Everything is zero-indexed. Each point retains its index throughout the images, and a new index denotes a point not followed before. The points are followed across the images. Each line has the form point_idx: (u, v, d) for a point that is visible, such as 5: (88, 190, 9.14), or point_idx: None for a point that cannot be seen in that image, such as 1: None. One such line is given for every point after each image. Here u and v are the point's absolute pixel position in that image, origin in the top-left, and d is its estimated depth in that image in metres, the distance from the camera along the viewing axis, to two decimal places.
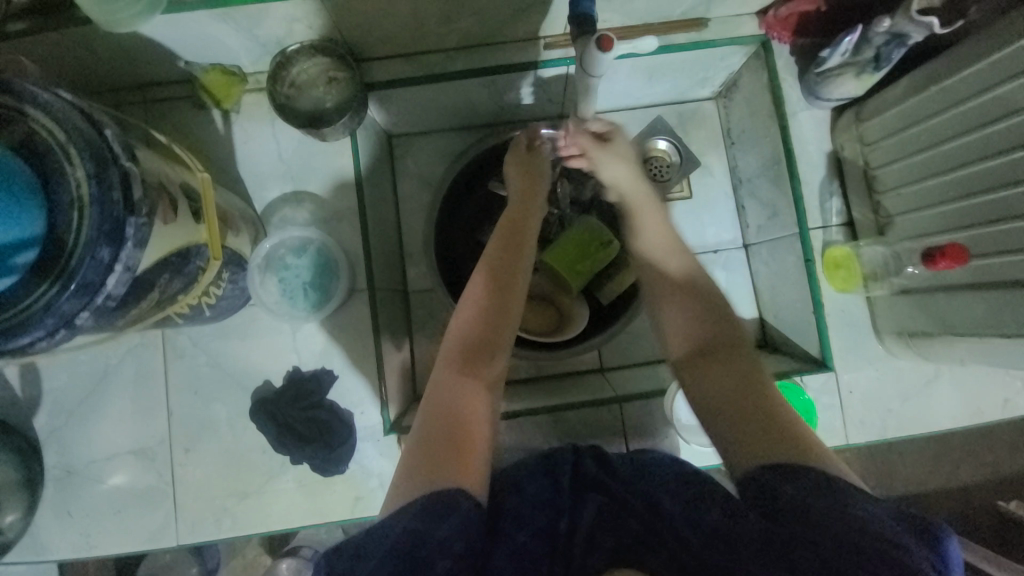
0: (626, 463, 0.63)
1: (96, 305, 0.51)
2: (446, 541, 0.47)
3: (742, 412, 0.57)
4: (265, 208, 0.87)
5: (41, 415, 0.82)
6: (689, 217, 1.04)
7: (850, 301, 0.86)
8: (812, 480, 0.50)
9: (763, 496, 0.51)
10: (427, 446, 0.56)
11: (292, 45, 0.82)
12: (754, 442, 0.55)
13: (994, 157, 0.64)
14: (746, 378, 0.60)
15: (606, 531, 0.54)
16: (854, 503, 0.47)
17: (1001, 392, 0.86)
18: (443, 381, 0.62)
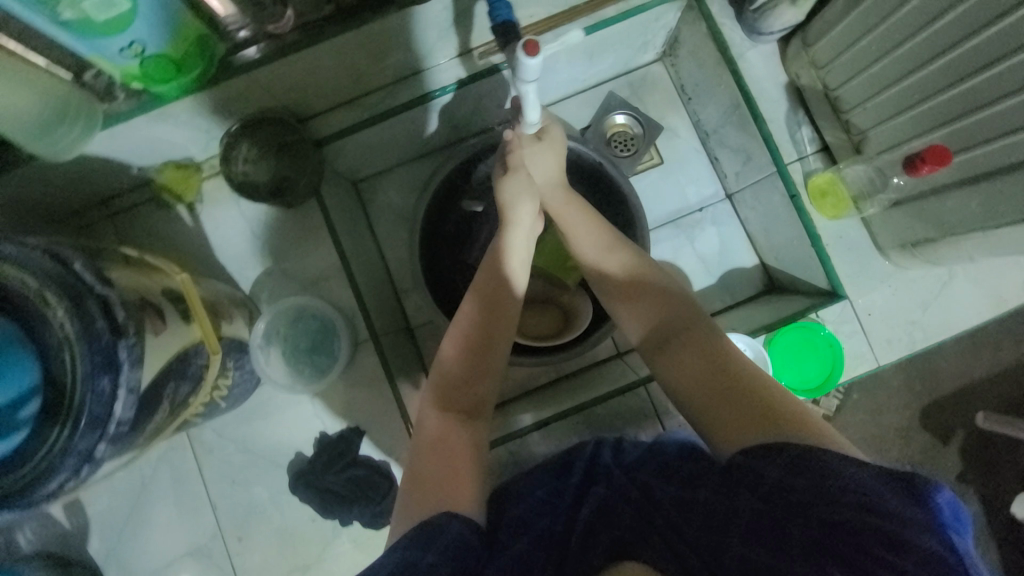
0: (634, 451, 0.65)
1: (111, 433, 0.52)
2: (434, 568, 0.49)
3: (709, 389, 0.58)
4: (253, 287, 0.87)
5: (95, 540, 0.84)
6: (665, 182, 1.03)
7: (846, 225, 0.84)
8: (793, 458, 0.48)
9: (750, 479, 0.49)
10: (421, 480, 0.58)
11: (234, 125, 0.82)
12: (723, 416, 0.55)
13: (950, 50, 0.63)
14: (706, 351, 0.60)
15: (594, 532, 0.55)
16: (839, 475, 0.45)
17: (1019, 275, 0.84)
18: (434, 417, 0.64)
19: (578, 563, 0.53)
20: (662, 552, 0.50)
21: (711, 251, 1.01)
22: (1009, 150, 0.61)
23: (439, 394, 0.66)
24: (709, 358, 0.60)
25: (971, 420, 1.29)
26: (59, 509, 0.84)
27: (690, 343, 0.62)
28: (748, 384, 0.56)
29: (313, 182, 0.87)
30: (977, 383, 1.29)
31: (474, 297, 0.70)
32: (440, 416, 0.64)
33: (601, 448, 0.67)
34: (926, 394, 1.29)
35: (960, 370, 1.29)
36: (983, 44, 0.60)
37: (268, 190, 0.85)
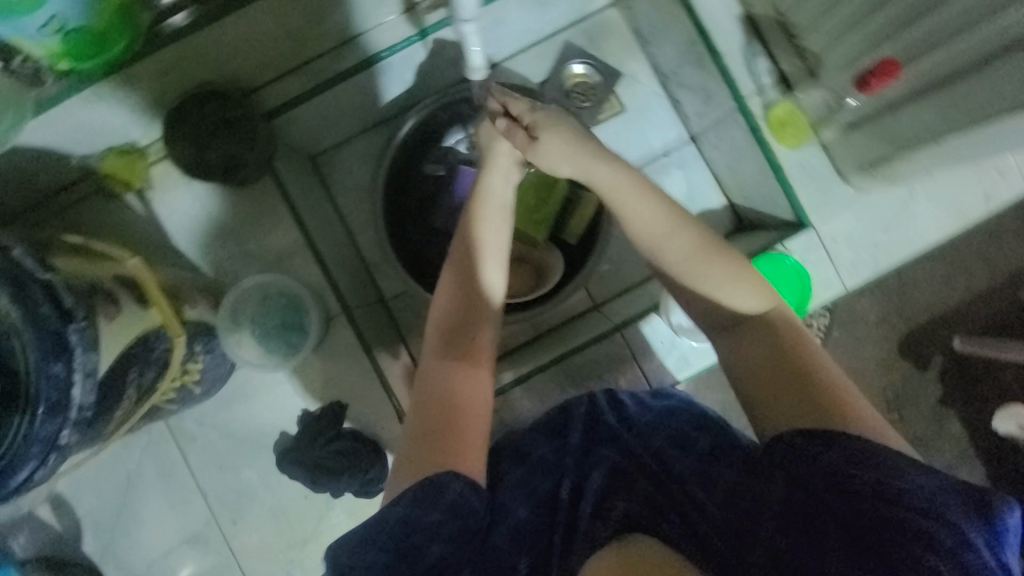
0: (645, 410, 0.69)
1: (74, 419, 0.51)
2: (439, 524, 0.53)
3: (775, 381, 0.57)
4: (216, 271, 0.85)
5: (87, 540, 0.83)
6: (629, 130, 1.02)
7: (808, 153, 0.85)
8: (853, 451, 0.49)
9: (793, 464, 0.52)
10: (424, 433, 0.59)
11: (174, 99, 0.78)
12: (783, 407, 0.56)
13: None
14: (782, 347, 0.59)
15: (608, 502, 0.57)
16: (902, 478, 0.47)
17: (978, 188, 0.86)
18: (432, 365, 0.64)
19: (587, 533, 0.55)
20: (675, 521, 0.54)
21: (679, 195, 1.01)
22: None
23: (433, 349, 0.65)
24: (778, 348, 0.59)
25: (946, 347, 1.33)
26: (45, 512, 0.83)
27: (762, 333, 0.60)
28: (806, 368, 0.57)
29: (264, 158, 0.84)
30: (949, 310, 1.33)
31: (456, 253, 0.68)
32: (438, 364, 0.63)
33: (604, 407, 0.71)
34: (902, 326, 1.32)
35: (932, 299, 1.32)
36: None
37: (217, 168, 0.82)
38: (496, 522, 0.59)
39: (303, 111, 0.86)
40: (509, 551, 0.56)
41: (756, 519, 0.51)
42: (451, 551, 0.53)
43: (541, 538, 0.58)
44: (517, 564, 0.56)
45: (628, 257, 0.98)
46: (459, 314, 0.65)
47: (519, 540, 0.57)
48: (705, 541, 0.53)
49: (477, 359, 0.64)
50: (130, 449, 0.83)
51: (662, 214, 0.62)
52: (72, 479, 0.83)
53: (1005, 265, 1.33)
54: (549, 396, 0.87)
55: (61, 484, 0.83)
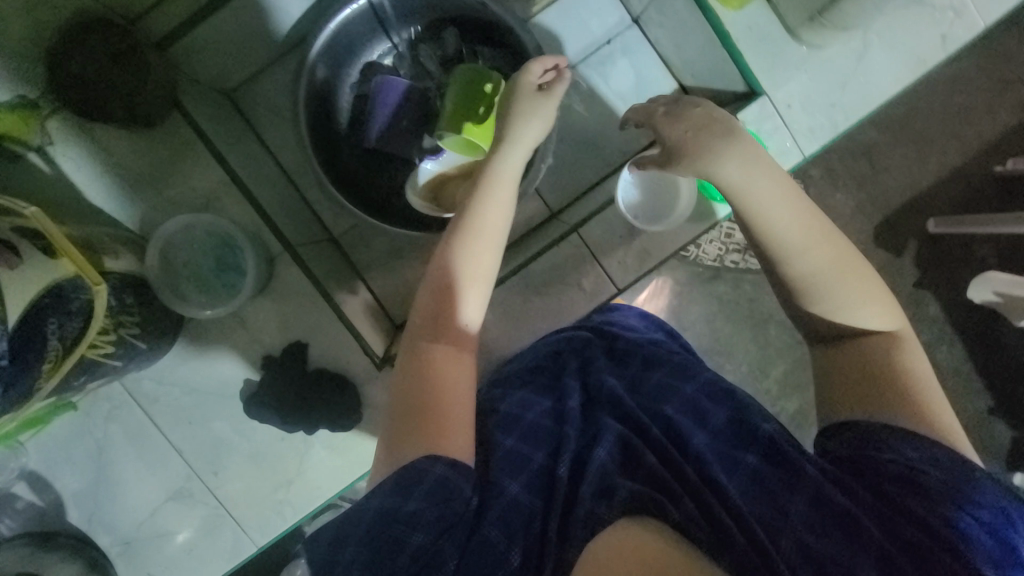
0: (649, 373, 0.70)
1: None
2: (416, 515, 0.50)
3: (865, 378, 0.59)
4: (142, 224, 0.81)
5: (72, 510, 0.83)
6: (568, 21, 0.94)
7: (753, 14, 0.80)
8: (931, 454, 0.54)
9: (869, 448, 0.56)
10: (406, 417, 0.58)
11: (50, 37, 0.73)
12: (859, 402, 0.59)
13: None
14: (892, 358, 0.59)
15: (611, 476, 0.53)
16: (975, 485, 0.52)
17: (935, 29, 0.81)
18: (420, 346, 0.62)
19: (585, 513, 0.49)
20: (687, 506, 0.51)
21: (627, 85, 0.95)
22: None
23: (421, 330, 0.63)
24: (895, 358, 0.59)
25: (923, 228, 1.32)
26: (23, 490, 0.82)
27: (882, 345, 0.60)
28: (900, 369, 0.59)
29: (165, 93, 0.76)
30: (929, 189, 1.31)
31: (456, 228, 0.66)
32: (425, 345, 0.62)
33: (605, 374, 0.70)
34: (877, 213, 1.31)
35: (906, 182, 1.30)
36: None
37: (118, 113, 0.74)
38: (488, 506, 0.53)
39: (196, 37, 0.79)
40: (500, 542, 0.50)
41: (789, 511, 0.52)
42: (429, 542, 0.49)
43: (533, 525, 0.52)
44: (510, 558, 0.49)
45: (580, 158, 0.94)
46: (449, 295, 0.64)
47: (511, 529, 0.51)
48: (723, 526, 0.50)
49: (465, 345, 0.63)
50: (94, 418, 0.81)
51: (798, 206, 0.61)
52: (42, 454, 0.82)
53: (981, 136, 1.30)
54: (513, 308, 0.84)
55: (32, 460, 0.82)
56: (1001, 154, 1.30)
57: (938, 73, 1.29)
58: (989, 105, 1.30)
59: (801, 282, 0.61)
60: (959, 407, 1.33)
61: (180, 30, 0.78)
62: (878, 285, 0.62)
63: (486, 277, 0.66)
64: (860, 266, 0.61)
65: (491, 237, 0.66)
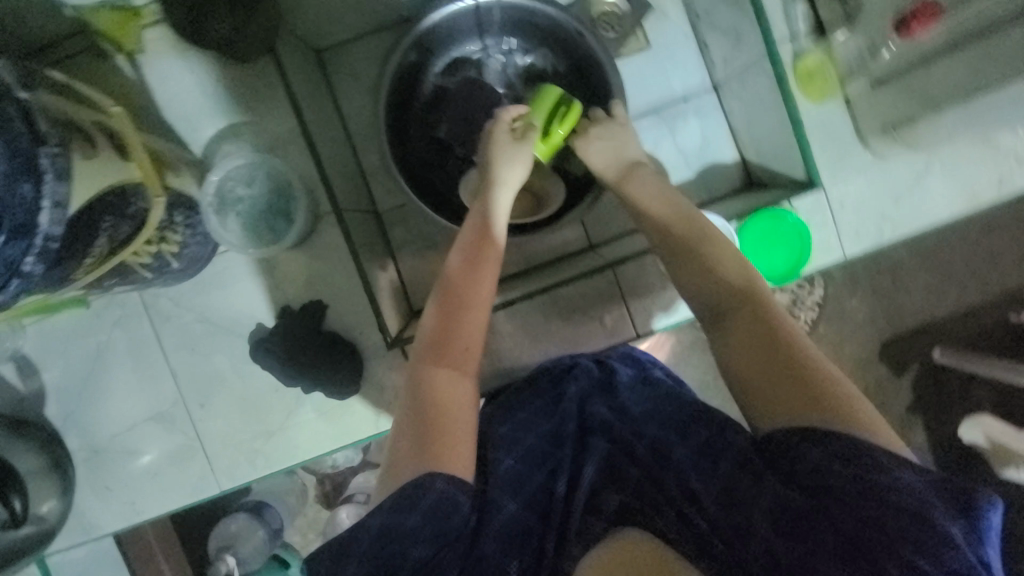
0: (643, 390, 0.69)
1: (39, 249, 0.48)
2: (417, 529, 0.52)
3: (773, 369, 0.56)
4: (204, 150, 0.81)
5: (52, 404, 0.83)
6: (651, 69, 0.98)
7: (830, 110, 0.81)
8: (835, 450, 0.50)
9: (787, 456, 0.53)
10: (413, 434, 0.57)
11: None
12: (785, 400, 0.54)
13: None
14: (784, 337, 0.57)
15: (601, 493, 0.60)
16: (893, 479, 0.49)
17: (994, 173, 0.84)
18: (423, 368, 0.61)
19: (580, 527, 0.58)
20: (666, 517, 0.57)
21: (693, 144, 0.98)
22: None
23: (424, 351, 0.62)
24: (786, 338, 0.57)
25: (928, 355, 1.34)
26: (11, 372, 0.83)
27: (772, 328, 0.58)
28: (793, 350, 0.57)
29: (264, 35, 0.79)
30: (945, 317, 1.33)
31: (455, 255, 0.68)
32: (426, 368, 0.61)
33: (599, 404, 0.67)
34: (888, 329, 1.33)
35: (922, 307, 1.32)
36: None
37: (216, 44, 0.77)
38: (485, 521, 0.56)
39: None
40: (499, 553, 0.55)
41: (753, 525, 0.52)
42: (429, 557, 0.53)
43: (532, 538, 0.57)
44: (506, 567, 0.55)
45: None
46: (448, 316, 0.63)
47: (509, 542, 0.56)
48: (707, 545, 0.55)
49: (467, 366, 0.62)
50: (102, 320, 0.82)
51: (674, 212, 0.69)
52: (39, 343, 0.82)
53: (1008, 280, 1.33)
54: (532, 325, 0.86)
55: (27, 346, 0.82)
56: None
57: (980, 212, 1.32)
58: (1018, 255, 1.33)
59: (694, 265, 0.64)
60: None
61: None
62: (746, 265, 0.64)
63: (486, 290, 0.65)
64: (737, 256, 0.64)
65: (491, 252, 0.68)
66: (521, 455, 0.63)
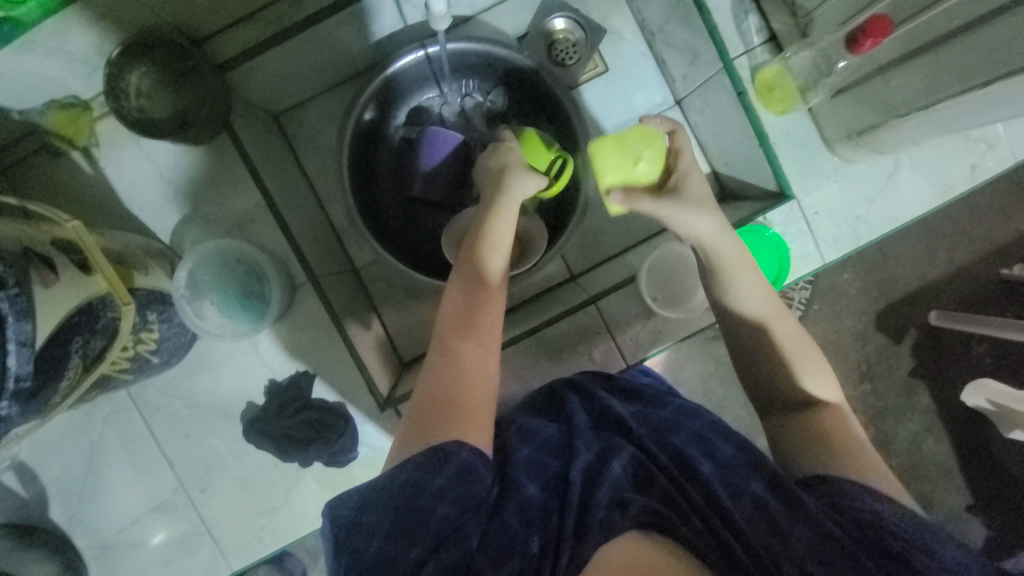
0: (660, 410, 0.72)
1: (12, 389, 0.50)
2: (442, 490, 0.52)
3: (813, 439, 0.63)
4: (172, 236, 0.81)
5: (54, 507, 0.83)
6: (613, 90, 0.97)
7: (793, 120, 0.81)
8: (899, 513, 0.56)
9: (843, 498, 0.57)
10: (439, 407, 0.58)
11: (114, 51, 0.72)
12: (818, 455, 0.61)
13: None
14: (838, 425, 0.64)
15: (623, 491, 0.54)
16: (936, 540, 0.54)
17: (967, 159, 0.83)
18: (446, 343, 0.64)
19: (603, 518, 0.50)
20: (696, 525, 0.52)
21: None
22: (953, 11, 0.61)
23: (448, 329, 0.65)
24: (838, 428, 0.63)
25: (925, 321, 1.34)
26: (10, 481, 0.82)
27: (834, 418, 0.64)
28: (842, 433, 0.63)
29: (219, 115, 0.78)
30: (935, 283, 1.33)
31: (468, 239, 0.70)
32: (450, 343, 0.63)
33: (612, 400, 0.72)
34: (882, 298, 1.33)
35: (914, 272, 1.33)
36: None
37: (169, 126, 0.76)
38: (506, 501, 0.55)
39: (255, 65, 0.79)
40: (519, 530, 0.52)
41: (791, 538, 0.52)
42: (454, 519, 0.51)
43: (550, 520, 0.53)
44: (528, 542, 0.51)
45: (609, 223, 0.95)
46: (469, 296, 0.66)
47: (529, 522, 0.53)
48: (726, 544, 0.50)
49: (488, 345, 0.65)
50: (92, 418, 0.82)
51: (768, 295, 0.67)
52: (34, 448, 0.82)
53: (994, 236, 1.33)
54: (523, 369, 0.85)
55: (23, 452, 0.82)
56: (1012, 258, 1.32)
57: None
58: (1003, 211, 1.32)
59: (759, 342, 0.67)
60: (939, 503, 1.33)
61: (240, 57, 0.78)
62: (829, 366, 0.68)
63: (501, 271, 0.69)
64: (819, 353, 0.68)
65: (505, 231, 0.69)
66: None
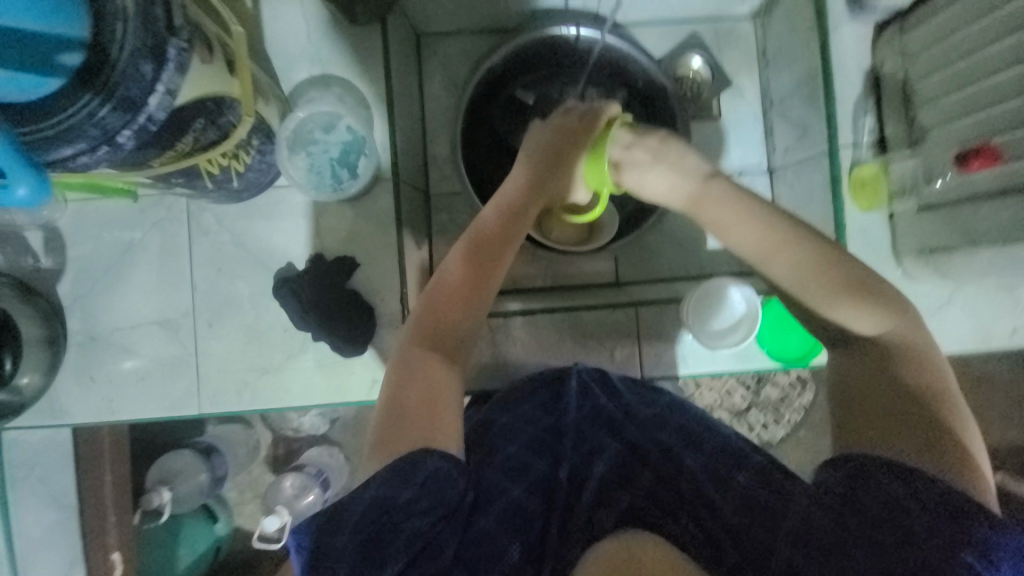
0: (648, 405, 0.70)
1: (138, 126, 0.52)
2: (412, 503, 0.51)
3: (885, 402, 0.52)
4: (292, 90, 0.86)
5: (66, 282, 0.84)
6: (716, 137, 1.04)
7: (872, 219, 0.86)
8: (942, 498, 0.46)
9: (851, 488, 0.49)
10: (399, 412, 0.56)
11: None
12: (902, 429, 0.50)
13: (1010, 68, 0.69)
14: (911, 380, 0.52)
15: (608, 491, 0.58)
16: (958, 520, 0.44)
17: (1012, 320, 0.88)
18: (414, 351, 0.59)
19: (590, 519, 0.56)
20: (682, 521, 0.55)
21: None
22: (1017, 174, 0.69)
23: (419, 331, 0.61)
24: (915, 376, 0.53)
25: None
26: (38, 241, 0.83)
27: (909, 359, 0.54)
28: (920, 392, 0.52)
29: (382, 7, 0.84)
30: None
31: (474, 235, 0.65)
32: (417, 353, 0.59)
33: (601, 398, 0.70)
34: None
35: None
36: None
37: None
38: (483, 506, 0.56)
39: None
40: (502, 535, 0.54)
41: (779, 525, 0.52)
42: (426, 526, 0.51)
43: (533, 521, 0.56)
44: (508, 551, 0.54)
45: (670, 250, 0.98)
46: (451, 304, 0.61)
47: (508, 524, 0.55)
48: (718, 544, 0.53)
49: (459, 358, 0.61)
50: (144, 217, 0.84)
51: (763, 236, 0.60)
52: (76, 221, 0.84)
53: (991, 436, 1.34)
54: (547, 338, 0.88)
55: (62, 220, 0.83)
56: (1001, 462, 1.34)
57: (980, 362, 1.33)
58: (1009, 416, 1.34)
59: (811, 290, 0.57)
60: None
61: None
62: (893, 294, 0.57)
63: (497, 277, 0.63)
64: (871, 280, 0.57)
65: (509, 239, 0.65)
66: (515, 450, 0.63)
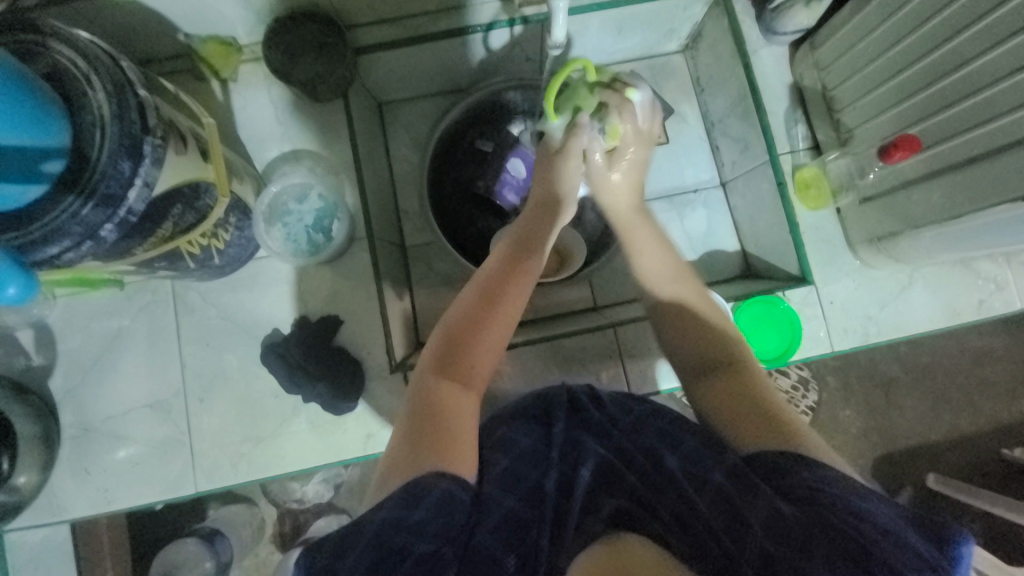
0: (627, 414, 0.67)
1: (119, 218, 0.56)
2: (422, 525, 0.49)
3: (747, 409, 0.61)
4: (266, 167, 0.93)
5: (58, 377, 0.85)
6: (668, 159, 1.10)
7: (823, 216, 0.93)
8: (822, 473, 0.52)
9: (775, 477, 0.53)
10: (415, 432, 0.57)
11: (272, 23, 0.86)
12: (756, 428, 0.59)
13: (912, 64, 0.76)
14: (752, 388, 0.63)
15: (596, 497, 0.53)
16: (862, 497, 0.49)
17: (976, 293, 0.91)
18: (430, 375, 0.61)
19: (578, 525, 0.50)
20: (664, 518, 0.50)
21: (698, 231, 1.08)
22: (947, 155, 0.73)
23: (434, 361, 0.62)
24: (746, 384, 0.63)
25: (921, 478, 1.32)
26: (28, 340, 0.85)
27: (744, 375, 0.64)
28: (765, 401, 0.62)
29: (342, 84, 0.88)
30: (935, 444, 1.33)
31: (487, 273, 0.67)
32: (431, 380, 0.60)
33: (590, 410, 0.67)
34: (880, 444, 1.33)
35: (914, 428, 1.33)
36: (943, 56, 0.71)
37: (302, 83, 0.87)
38: (480, 519, 0.52)
39: (386, 57, 0.92)
40: (495, 546, 0.49)
41: (752, 515, 0.48)
42: (432, 550, 0.47)
43: (527, 533, 0.50)
44: (505, 562, 0.48)
45: None
46: (470, 329, 0.63)
47: (506, 538, 0.50)
48: (701, 537, 0.47)
49: (472, 386, 0.62)
50: (131, 303, 0.87)
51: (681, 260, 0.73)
52: (66, 316, 0.86)
53: (998, 414, 1.34)
54: (532, 369, 0.90)
55: (52, 317, 0.86)
56: (1012, 440, 1.33)
57: (971, 341, 1.35)
58: (1012, 391, 1.35)
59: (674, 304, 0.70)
60: None
61: (377, 45, 0.90)
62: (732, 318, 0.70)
63: (510, 316, 0.65)
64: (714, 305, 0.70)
65: (527, 269, 0.68)
66: (508, 463, 0.59)
